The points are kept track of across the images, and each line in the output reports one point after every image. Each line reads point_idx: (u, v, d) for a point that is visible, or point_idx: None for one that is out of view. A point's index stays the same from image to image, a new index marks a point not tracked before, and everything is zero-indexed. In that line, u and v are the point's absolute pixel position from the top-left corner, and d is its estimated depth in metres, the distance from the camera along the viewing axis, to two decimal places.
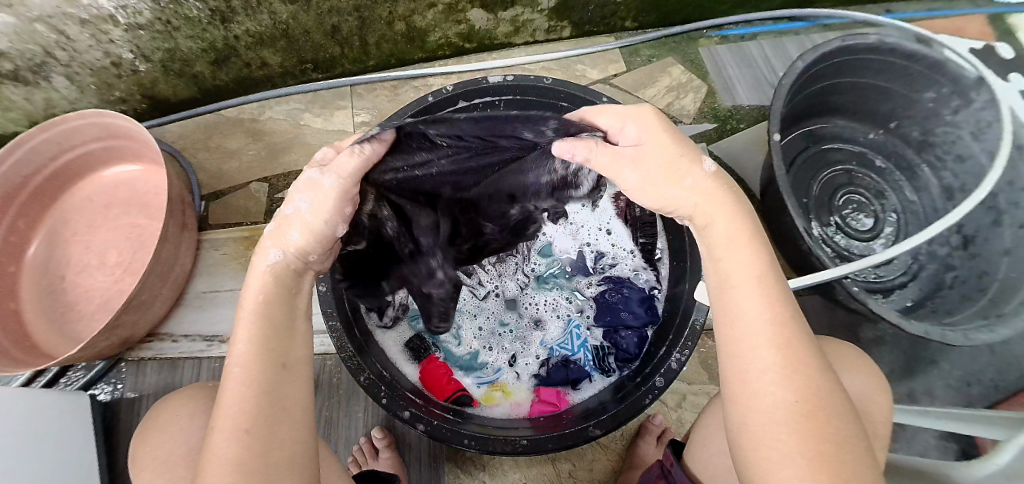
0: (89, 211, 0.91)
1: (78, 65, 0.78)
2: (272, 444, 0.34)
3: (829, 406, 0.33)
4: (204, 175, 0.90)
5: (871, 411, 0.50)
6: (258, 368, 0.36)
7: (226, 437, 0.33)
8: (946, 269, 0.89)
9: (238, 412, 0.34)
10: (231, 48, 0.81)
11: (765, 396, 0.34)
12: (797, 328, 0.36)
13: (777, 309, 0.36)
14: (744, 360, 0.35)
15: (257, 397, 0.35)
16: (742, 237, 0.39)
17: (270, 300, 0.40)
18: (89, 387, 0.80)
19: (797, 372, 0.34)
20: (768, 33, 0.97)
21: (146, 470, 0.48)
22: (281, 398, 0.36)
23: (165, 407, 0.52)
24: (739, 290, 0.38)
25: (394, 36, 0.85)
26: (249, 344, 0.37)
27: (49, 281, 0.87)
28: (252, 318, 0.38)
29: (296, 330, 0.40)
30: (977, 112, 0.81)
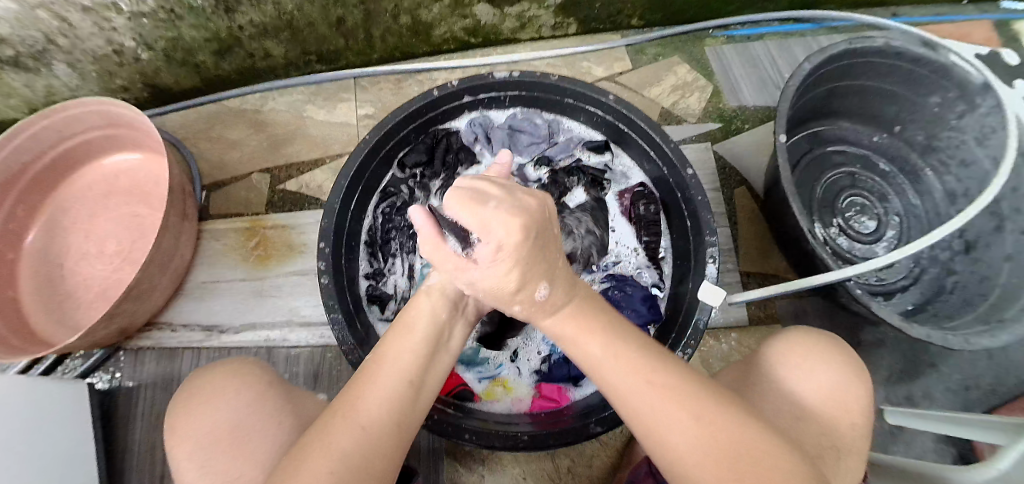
0: (89, 199, 0.91)
1: (80, 52, 0.77)
2: (379, 451, 0.36)
3: (727, 418, 0.35)
4: (205, 165, 0.90)
5: (848, 402, 0.50)
6: (397, 379, 0.40)
7: (349, 432, 0.35)
8: (947, 274, 0.89)
9: (370, 409, 0.37)
10: (235, 38, 0.80)
11: (672, 447, 0.34)
12: (675, 376, 0.38)
13: (641, 361, 0.38)
14: (642, 421, 0.36)
15: (386, 406, 0.38)
16: (591, 323, 0.41)
17: (422, 325, 0.46)
18: (86, 376, 0.80)
19: (689, 405, 0.35)
20: (775, 34, 0.96)
21: (187, 442, 0.48)
22: (406, 415, 0.39)
23: (206, 380, 0.51)
24: (606, 362, 0.39)
25: (400, 30, 0.85)
26: (403, 356, 0.42)
27: (48, 269, 0.86)
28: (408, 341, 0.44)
29: (431, 365, 0.45)
30: (982, 117, 0.81)
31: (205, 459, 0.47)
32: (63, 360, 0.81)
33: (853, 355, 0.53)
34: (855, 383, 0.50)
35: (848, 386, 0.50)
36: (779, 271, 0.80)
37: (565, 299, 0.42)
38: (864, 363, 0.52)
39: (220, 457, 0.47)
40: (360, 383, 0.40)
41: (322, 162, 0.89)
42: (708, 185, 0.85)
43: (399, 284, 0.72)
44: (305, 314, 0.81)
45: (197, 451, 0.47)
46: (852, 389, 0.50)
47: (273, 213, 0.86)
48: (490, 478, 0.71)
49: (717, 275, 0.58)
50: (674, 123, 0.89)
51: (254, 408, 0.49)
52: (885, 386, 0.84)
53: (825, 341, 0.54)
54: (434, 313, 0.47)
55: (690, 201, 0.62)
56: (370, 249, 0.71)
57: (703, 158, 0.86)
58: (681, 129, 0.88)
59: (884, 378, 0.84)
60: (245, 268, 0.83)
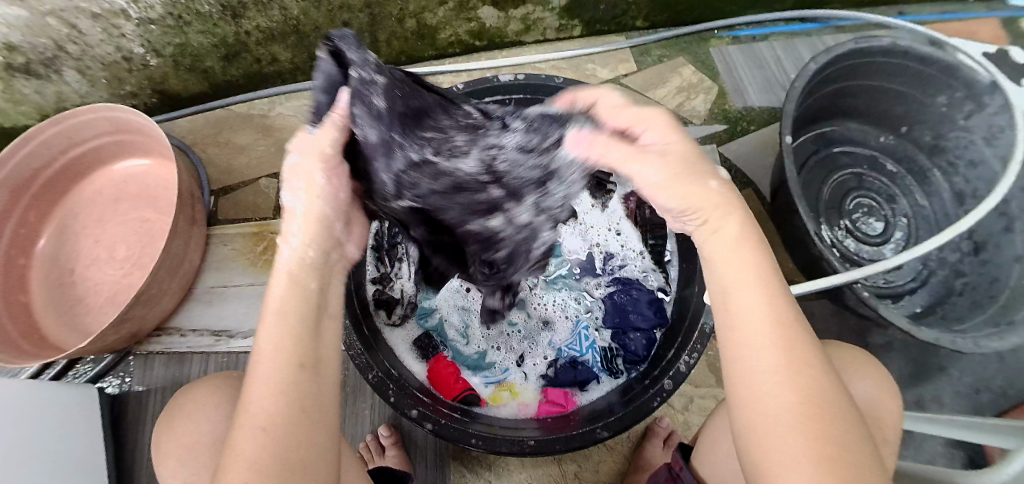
0: (98, 205, 0.92)
1: (90, 59, 0.78)
2: (291, 445, 0.32)
3: (831, 395, 0.31)
4: (213, 170, 0.90)
5: (884, 419, 0.49)
6: (278, 368, 0.34)
7: (249, 438, 0.31)
8: (957, 276, 0.88)
9: (262, 412, 0.32)
10: (242, 44, 0.81)
11: (768, 403, 0.31)
12: (797, 325, 0.33)
13: (780, 311, 0.33)
14: (752, 369, 0.33)
15: (280, 400, 0.33)
16: (744, 245, 0.36)
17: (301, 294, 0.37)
18: (97, 381, 0.81)
19: (804, 370, 0.32)
20: (780, 33, 0.96)
21: (174, 456, 0.49)
22: (305, 397, 0.34)
23: (188, 395, 0.52)
24: (738, 291, 0.34)
25: (405, 34, 0.85)
26: (274, 339, 0.34)
27: (59, 275, 0.87)
28: (277, 314, 0.35)
29: (321, 330, 0.37)
30: (990, 117, 0.81)
31: (189, 473, 0.48)
32: (74, 365, 0.82)
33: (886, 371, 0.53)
34: (888, 399, 0.50)
35: (883, 403, 0.50)
36: (787, 274, 0.80)
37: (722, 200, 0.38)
38: (888, 371, 0.53)
39: (203, 472, 0.47)
40: (244, 379, 0.34)
41: None
42: None
43: (406, 288, 0.72)
44: None
45: (182, 465, 0.49)
46: (887, 405, 0.50)
47: (281, 218, 0.87)
48: (496, 482, 0.71)
49: None
50: (680, 126, 0.89)
51: (226, 421, 0.49)
52: None
53: (860, 355, 0.54)
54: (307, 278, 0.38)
55: None
56: (377, 253, 0.70)
57: (709, 160, 0.85)
58: (686, 131, 0.88)
59: (892, 381, 0.84)
60: (253, 272, 0.84)
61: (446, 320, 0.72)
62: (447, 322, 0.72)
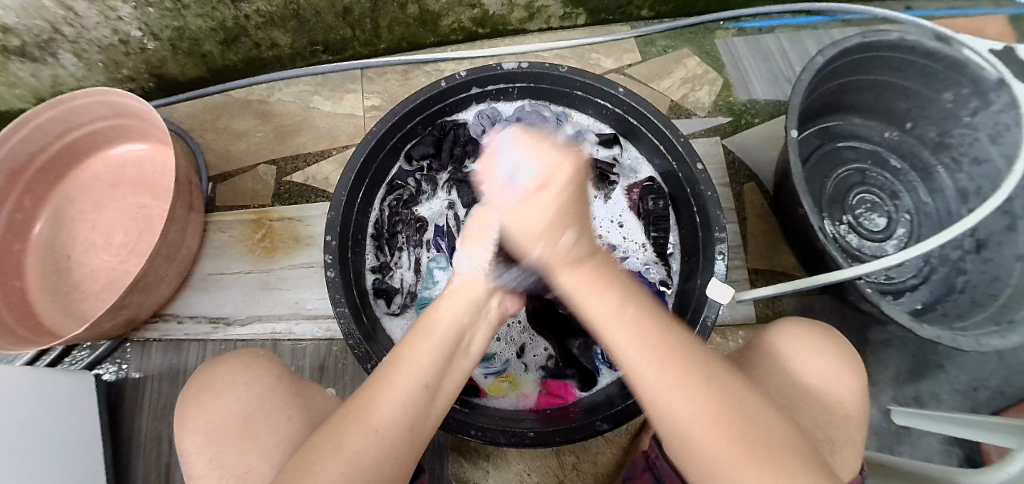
0: (94, 190, 0.91)
1: (86, 42, 0.77)
2: (390, 456, 0.34)
3: (741, 408, 0.33)
4: (211, 156, 0.89)
5: (844, 396, 0.49)
6: (412, 382, 0.37)
7: (361, 439, 0.34)
8: (958, 273, 0.88)
9: (386, 420, 0.35)
10: (241, 28, 0.80)
11: (678, 419, 0.33)
12: (665, 334, 0.36)
13: (669, 353, 0.35)
14: (663, 411, 0.33)
15: (400, 413, 0.36)
16: (604, 282, 0.39)
17: (443, 328, 0.41)
18: (93, 367, 0.80)
19: (695, 380, 0.33)
20: (786, 26, 0.95)
21: (198, 433, 0.48)
22: (417, 419, 0.37)
23: (214, 373, 0.52)
24: (608, 327, 0.37)
25: (407, 20, 0.84)
26: (422, 357, 0.39)
27: (55, 261, 0.86)
28: (429, 337, 0.40)
29: (450, 366, 0.41)
30: (996, 114, 0.80)
31: (215, 451, 0.47)
32: (70, 351, 0.81)
33: (849, 346, 0.53)
34: (848, 375, 0.50)
35: (840, 378, 0.50)
36: (789, 268, 0.80)
37: (588, 254, 0.41)
38: (853, 346, 0.53)
39: (229, 448, 0.47)
40: (377, 382, 0.38)
41: (327, 153, 0.89)
42: (717, 180, 0.84)
43: (406, 277, 0.71)
44: (311, 307, 0.81)
45: (207, 443, 0.48)
46: (848, 377, 0.50)
47: (279, 205, 0.86)
48: (495, 473, 0.71)
49: (725, 273, 0.57)
50: (684, 117, 0.88)
51: (262, 402, 0.49)
52: (893, 385, 0.83)
53: (819, 332, 0.53)
54: (462, 312, 0.43)
55: (699, 196, 0.61)
56: (376, 242, 0.71)
57: (713, 152, 0.84)
58: (690, 123, 0.87)
59: (891, 377, 0.84)
60: (251, 259, 0.83)
61: None
62: None
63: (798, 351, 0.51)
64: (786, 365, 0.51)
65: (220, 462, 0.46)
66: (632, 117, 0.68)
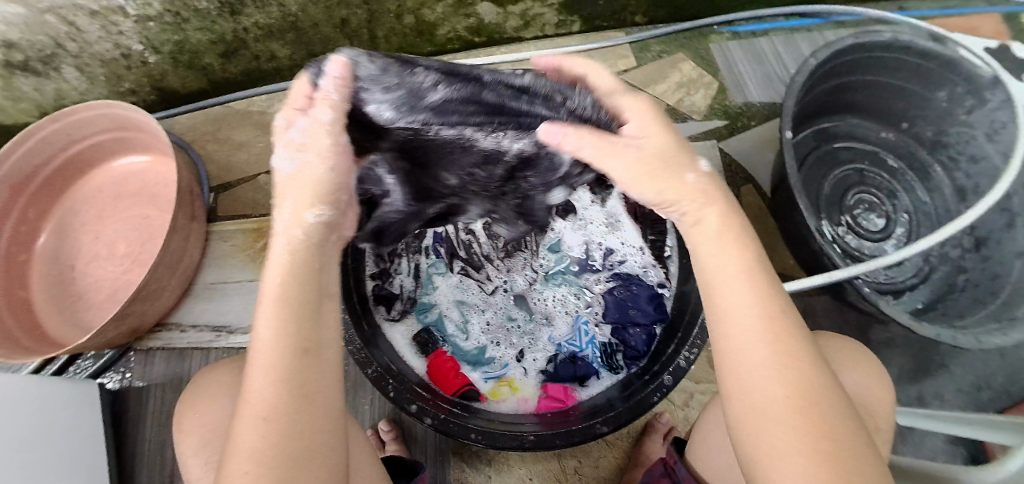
0: (98, 201, 0.92)
1: (88, 56, 0.78)
2: (296, 432, 0.34)
3: (827, 406, 0.33)
4: (212, 167, 0.90)
5: (874, 409, 0.50)
6: (288, 352, 0.36)
7: (251, 424, 0.34)
8: (958, 272, 0.88)
9: (260, 400, 0.34)
10: (241, 40, 0.81)
11: (765, 397, 0.34)
12: (789, 324, 0.36)
13: (770, 303, 0.37)
14: (735, 355, 0.36)
15: (275, 386, 0.35)
16: (739, 240, 0.39)
17: (297, 281, 0.38)
18: (98, 375, 0.81)
19: (795, 371, 0.34)
20: (780, 29, 0.95)
21: (196, 436, 0.49)
22: (303, 383, 0.35)
23: (208, 378, 0.52)
24: (725, 289, 0.38)
25: (404, 30, 0.85)
26: (272, 327, 0.36)
27: (59, 272, 0.87)
28: (275, 302, 0.37)
29: (321, 314, 0.39)
30: (991, 112, 0.80)
31: (210, 453, 0.48)
32: (74, 361, 0.82)
33: (876, 359, 0.53)
34: (879, 388, 0.51)
35: (874, 391, 0.50)
36: (787, 270, 0.81)
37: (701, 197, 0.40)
38: (875, 356, 0.53)
39: None
40: (245, 369, 0.36)
41: None
42: None
43: (406, 284, 0.72)
44: None
45: (202, 444, 0.48)
46: (873, 392, 0.50)
47: None
48: (497, 478, 0.72)
49: None
50: (680, 121, 0.88)
51: None
52: (895, 385, 0.83)
53: (854, 347, 0.53)
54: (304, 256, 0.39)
55: None
56: None
57: (710, 156, 0.85)
58: (686, 126, 0.88)
59: (894, 377, 0.84)
60: (254, 268, 0.84)
61: (446, 316, 0.72)
62: (447, 318, 0.72)
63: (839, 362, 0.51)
64: None
65: (215, 464, 0.47)
66: None
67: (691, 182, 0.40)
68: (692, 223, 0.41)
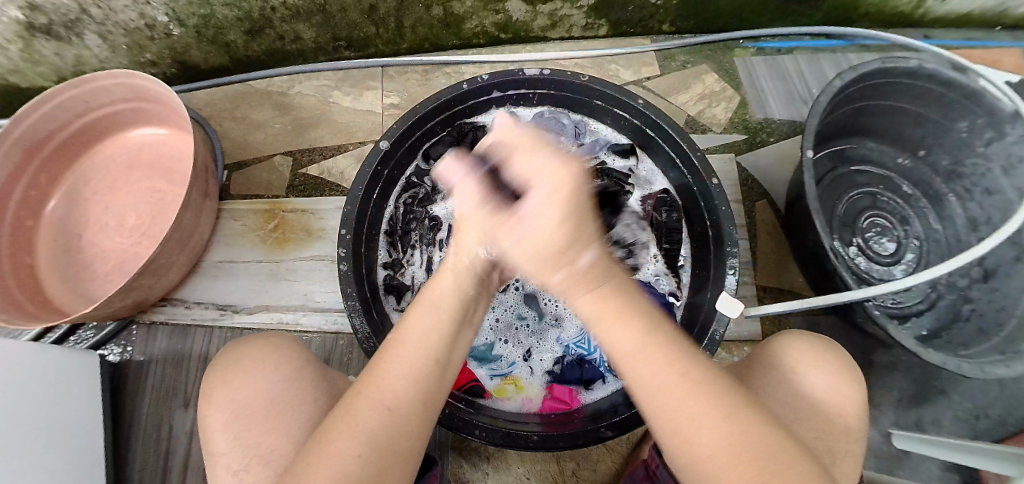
0: (110, 171, 0.92)
1: (113, 24, 0.78)
2: (404, 431, 0.35)
3: (750, 436, 0.32)
4: (228, 144, 0.90)
5: (842, 406, 0.50)
6: (425, 357, 0.39)
7: (372, 408, 0.35)
8: (965, 302, 0.88)
9: (392, 390, 0.36)
10: (266, 20, 0.81)
11: (694, 442, 0.32)
12: (679, 355, 0.36)
13: (660, 341, 0.36)
14: (655, 409, 0.35)
15: (409, 383, 0.37)
16: (622, 312, 0.38)
17: (449, 304, 0.44)
18: (98, 347, 0.81)
19: (710, 407, 0.33)
20: (806, 48, 0.95)
21: (223, 410, 0.48)
22: (428, 392, 0.38)
23: (241, 350, 0.52)
24: (621, 337, 0.37)
25: (431, 21, 0.85)
26: (430, 330, 0.41)
27: (67, 239, 0.87)
28: (431, 311, 0.43)
29: (457, 339, 0.43)
30: (1009, 146, 0.81)
31: (238, 430, 0.47)
32: (75, 331, 0.82)
33: (850, 358, 0.54)
34: (853, 388, 0.51)
35: (842, 391, 0.51)
36: (797, 288, 0.80)
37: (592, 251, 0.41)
38: (850, 357, 0.54)
39: (256, 429, 0.47)
40: (382, 358, 0.39)
41: (344, 148, 0.89)
42: (729, 196, 0.84)
43: (417, 274, 0.72)
44: (319, 299, 0.81)
45: (231, 422, 0.48)
46: (845, 389, 0.51)
47: (294, 197, 0.87)
48: (494, 475, 0.72)
49: (736, 287, 0.58)
50: (700, 132, 0.88)
51: (289, 386, 0.50)
52: (895, 410, 0.83)
53: (820, 344, 0.54)
54: (462, 284, 0.46)
55: (713, 211, 0.62)
56: (390, 238, 0.71)
57: (727, 169, 0.85)
58: (706, 138, 0.88)
59: (894, 402, 0.83)
60: (263, 249, 0.84)
61: None
62: None
63: (802, 362, 0.52)
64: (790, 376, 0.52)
65: (245, 442, 0.47)
66: (651, 128, 0.67)
67: None
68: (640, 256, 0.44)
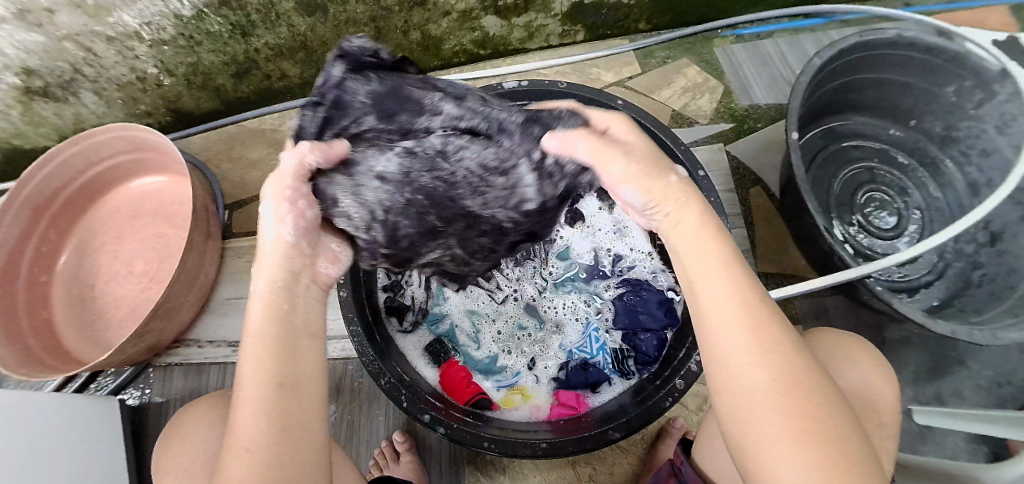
0: (116, 222, 0.94)
1: (105, 80, 0.81)
2: (278, 465, 0.32)
3: (811, 388, 0.33)
4: (227, 185, 0.92)
5: (877, 402, 0.49)
6: (263, 385, 0.34)
7: (237, 458, 0.32)
8: (974, 267, 0.87)
9: (249, 432, 0.33)
10: (252, 61, 0.83)
11: (745, 381, 0.33)
12: (764, 306, 0.36)
13: (745, 290, 0.36)
14: (717, 346, 0.35)
15: (262, 419, 0.33)
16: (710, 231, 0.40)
17: (277, 327, 0.36)
18: (118, 392, 0.83)
19: (774, 353, 0.33)
20: (783, 31, 0.95)
21: (172, 475, 0.50)
22: (284, 415, 0.34)
23: (190, 414, 0.54)
24: (705, 285, 0.37)
25: (410, 45, 0.87)
26: (251, 368, 0.35)
27: (80, 291, 0.89)
28: (255, 342, 0.36)
29: (296, 351, 0.37)
30: (1001, 105, 0.79)
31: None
32: (96, 377, 0.84)
33: (880, 353, 0.54)
34: (885, 381, 0.50)
35: (875, 386, 0.50)
36: (799, 270, 0.80)
37: (682, 207, 0.41)
38: (881, 353, 0.53)
39: None
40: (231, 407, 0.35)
41: None
42: (722, 187, 0.84)
43: (417, 295, 0.74)
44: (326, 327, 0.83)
45: (181, 482, 0.49)
46: (877, 385, 0.50)
47: None
48: None
49: None
50: (686, 126, 0.89)
51: (224, 436, 0.51)
52: (912, 384, 0.82)
53: (848, 339, 0.54)
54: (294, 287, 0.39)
55: None
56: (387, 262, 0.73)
57: (717, 159, 0.85)
58: (692, 131, 0.88)
59: (911, 376, 0.83)
60: None
61: (457, 326, 0.73)
62: (459, 328, 0.73)
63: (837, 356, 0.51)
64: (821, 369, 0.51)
65: None
66: None
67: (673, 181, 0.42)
68: (689, 237, 0.40)
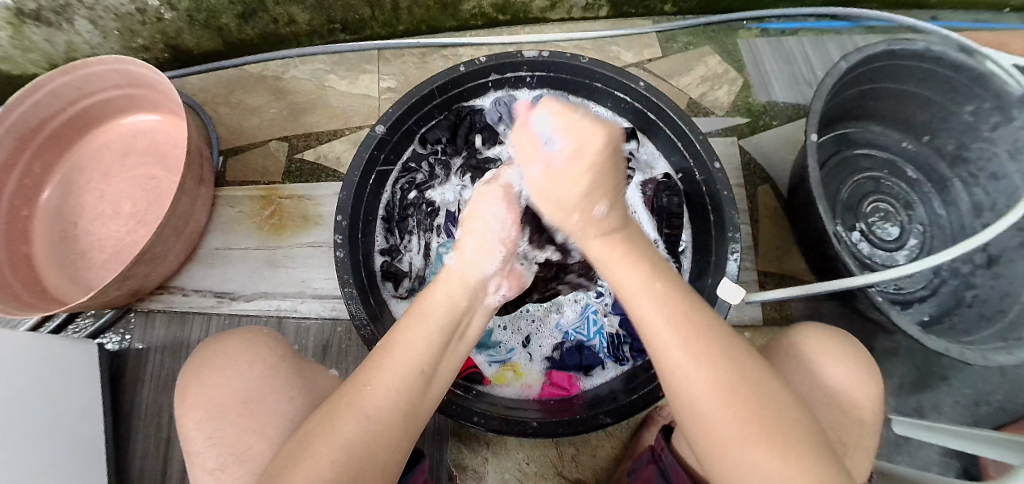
0: (104, 159, 0.90)
1: (102, 9, 0.76)
2: (383, 442, 0.37)
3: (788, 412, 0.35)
4: (224, 131, 0.89)
5: (861, 400, 0.49)
6: (411, 365, 0.40)
7: (354, 421, 0.36)
8: (967, 288, 0.87)
9: (378, 399, 0.38)
10: (259, 2, 0.79)
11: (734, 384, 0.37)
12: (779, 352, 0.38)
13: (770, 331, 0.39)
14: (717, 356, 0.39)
15: (396, 393, 0.39)
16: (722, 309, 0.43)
17: (441, 312, 0.45)
18: (96, 336, 0.81)
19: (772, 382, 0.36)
20: (809, 30, 0.93)
21: (198, 409, 0.49)
22: (408, 404, 0.39)
23: (216, 348, 0.52)
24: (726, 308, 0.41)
25: (427, 2, 0.83)
26: (418, 340, 0.42)
27: (63, 228, 0.86)
28: (418, 317, 0.44)
29: (444, 352, 0.44)
30: (1016, 130, 0.78)
31: (215, 429, 0.48)
32: (75, 319, 0.82)
33: (865, 352, 0.52)
34: (866, 376, 0.50)
35: (855, 382, 0.50)
36: (799, 272, 0.79)
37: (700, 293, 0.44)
38: (871, 355, 0.52)
39: (229, 427, 0.48)
40: (374, 366, 0.40)
41: (340, 134, 0.88)
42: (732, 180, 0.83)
43: (415, 261, 0.72)
44: (317, 286, 0.81)
45: (207, 419, 0.48)
46: (864, 383, 0.50)
47: (290, 182, 0.86)
48: (493, 461, 0.72)
49: (737, 273, 0.58)
50: (702, 116, 0.87)
51: (264, 381, 0.50)
52: (894, 396, 0.83)
53: (839, 336, 0.53)
54: (456, 295, 0.47)
55: (714, 195, 0.61)
56: (387, 224, 0.71)
57: (729, 153, 0.84)
58: (708, 121, 0.87)
59: (894, 388, 0.83)
60: (260, 236, 0.83)
61: None
62: None
63: (820, 353, 0.51)
64: (807, 366, 0.51)
65: (220, 438, 0.47)
66: (649, 111, 0.67)
67: (602, 213, 0.47)
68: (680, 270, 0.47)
